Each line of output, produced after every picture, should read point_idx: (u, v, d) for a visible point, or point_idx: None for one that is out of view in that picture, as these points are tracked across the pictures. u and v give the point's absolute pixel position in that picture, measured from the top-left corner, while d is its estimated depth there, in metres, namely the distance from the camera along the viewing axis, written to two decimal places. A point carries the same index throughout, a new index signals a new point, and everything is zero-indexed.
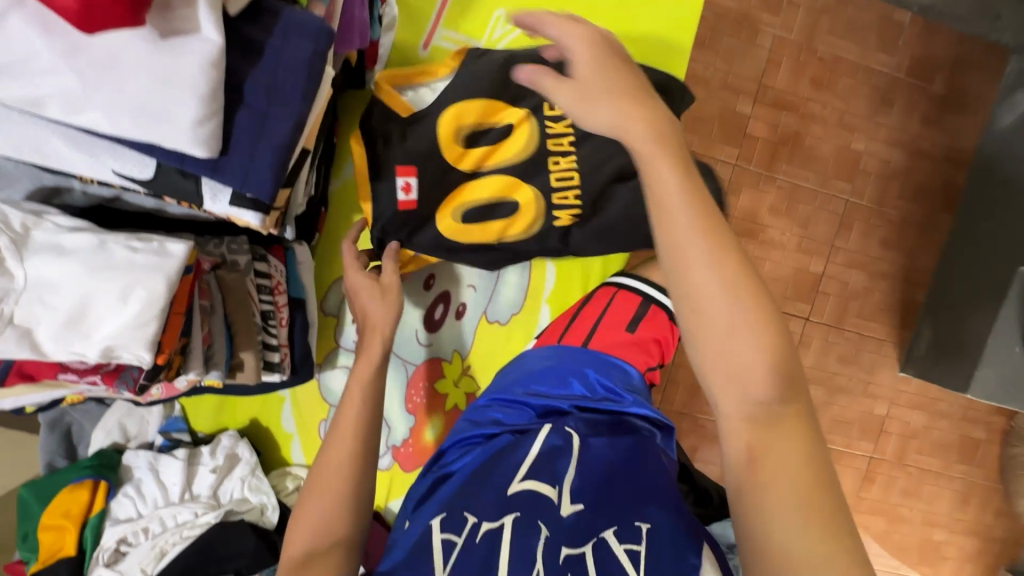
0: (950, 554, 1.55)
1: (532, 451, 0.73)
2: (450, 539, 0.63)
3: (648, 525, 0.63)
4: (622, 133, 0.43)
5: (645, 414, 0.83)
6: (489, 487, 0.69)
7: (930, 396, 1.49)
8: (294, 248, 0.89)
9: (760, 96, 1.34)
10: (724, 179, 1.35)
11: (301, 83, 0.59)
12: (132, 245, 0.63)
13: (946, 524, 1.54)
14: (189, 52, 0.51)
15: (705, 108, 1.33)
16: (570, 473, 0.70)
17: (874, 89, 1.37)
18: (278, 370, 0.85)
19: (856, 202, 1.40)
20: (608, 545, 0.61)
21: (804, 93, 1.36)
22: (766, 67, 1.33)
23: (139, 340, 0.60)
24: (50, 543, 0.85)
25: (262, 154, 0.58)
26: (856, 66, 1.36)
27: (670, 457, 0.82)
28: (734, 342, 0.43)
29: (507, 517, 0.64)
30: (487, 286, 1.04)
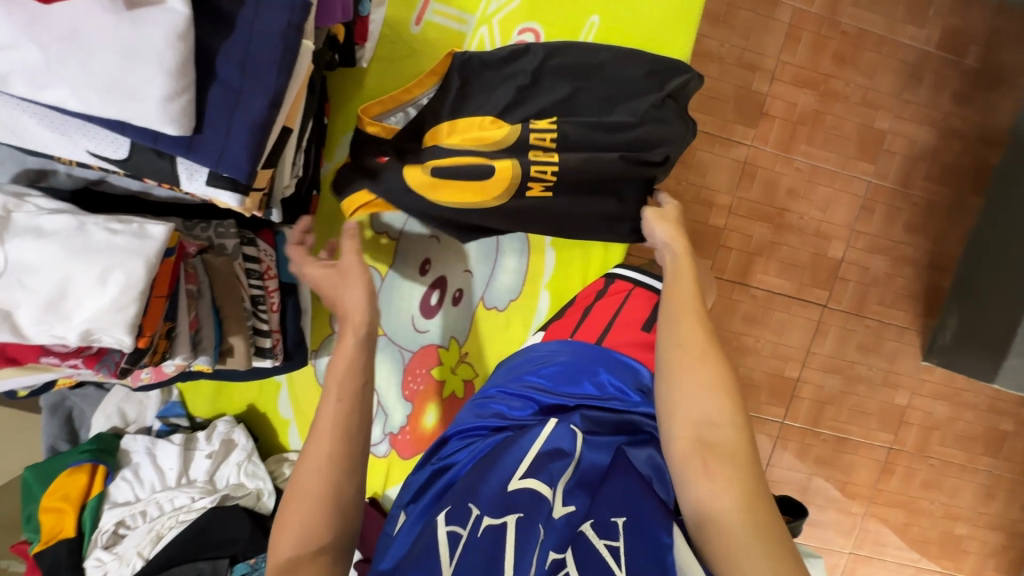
0: (973, 548, 1.50)
1: (534, 445, 0.72)
2: (455, 532, 0.61)
3: (623, 519, 0.63)
4: (673, 240, 0.78)
5: (651, 413, 0.80)
6: (490, 481, 0.68)
7: (956, 386, 1.42)
8: (283, 231, 0.88)
9: (779, 74, 1.27)
10: (739, 161, 1.30)
11: (277, 58, 0.56)
12: (112, 226, 0.61)
13: (969, 518, 1.48)
14: (154, 23, 0.49)
15: (719, 87, 1.27)
16: (567, 474, 0.70)
17: (901, 64, 1.29)
18: (269, 356, 0.84)
19: (879, 183, 1.33)
20: (587, 538, 0.61)
21: (825, 70, 1.28)
22: (785, 43, 1.26)
23: (119, 323, 0.59)
24: (50, 526, 0.86)
25: (236, 133, 0.56)
26: (883, 40, 1.28)
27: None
28: (697, 375, 0.64)
29: (510, 515, 0.62)
30: (483, 271, 1.01)
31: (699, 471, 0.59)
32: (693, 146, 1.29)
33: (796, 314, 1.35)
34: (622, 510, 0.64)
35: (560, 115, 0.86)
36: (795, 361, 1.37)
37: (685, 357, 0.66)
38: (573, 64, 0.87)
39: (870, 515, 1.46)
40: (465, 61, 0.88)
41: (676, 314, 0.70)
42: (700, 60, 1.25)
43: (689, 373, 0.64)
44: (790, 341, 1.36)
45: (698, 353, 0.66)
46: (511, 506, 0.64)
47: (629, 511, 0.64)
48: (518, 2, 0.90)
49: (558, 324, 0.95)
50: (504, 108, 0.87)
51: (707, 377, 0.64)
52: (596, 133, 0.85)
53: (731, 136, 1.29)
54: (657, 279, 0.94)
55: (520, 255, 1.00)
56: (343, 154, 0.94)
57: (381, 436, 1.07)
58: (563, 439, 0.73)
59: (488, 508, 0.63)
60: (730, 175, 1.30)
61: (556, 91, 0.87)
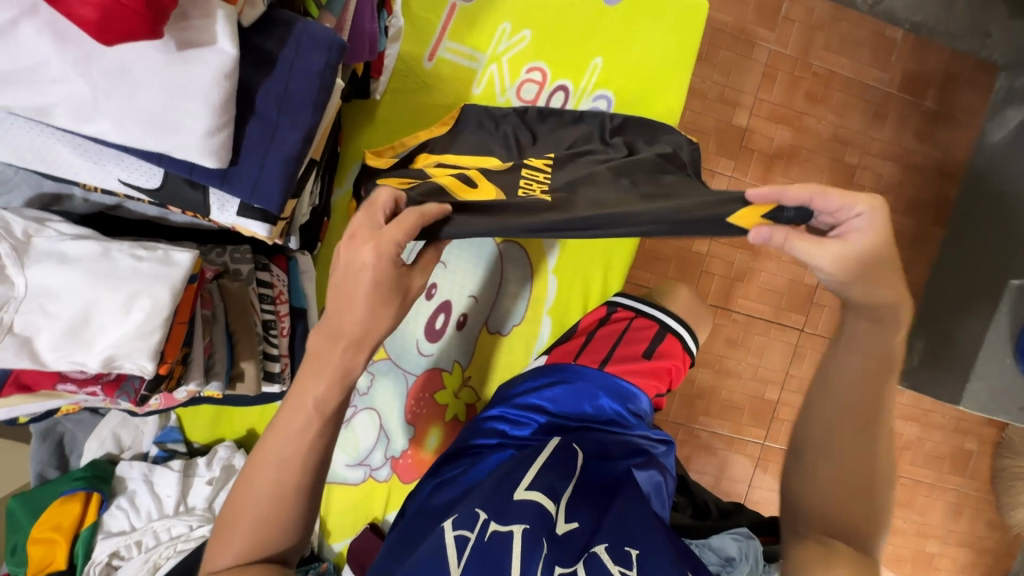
0: (943, 565, 1.56)
1: (538, 460, 0.76)
2: (464, 535, 0.67)
3: (637, 551, 0.67)
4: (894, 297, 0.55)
5: (646, 434, 0.86)
6: (499, 489, 0.73)
7: (923, 408, 1.50)
8: (296, 257, 0.88)
9: (756, 109, 1.36)
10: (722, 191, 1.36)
11: (312, 95, 0.58)
12: (137, 253, 0.62)
13: (939, 536, 1.55)
14: (204, 62, 0.51)
15: (702, 120, 1.35)
16: (568, 489, 0.75)
17: (867, 104, 1.40)
18: (277, 380, 0.85)
19: None
20: (599, 558, 0.66)
21: (799, 107, 1.38)
22: (762, 81, 1.35)
23: (142, 350, 0.59)
24: (39, 558, 0.82)
25: (271, 166, 0.58)
26: (850, 82, 1.38)
27: (670, 473, 0.85)
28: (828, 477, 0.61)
29: (516, 525, 0.68)
30: (488, 297, 1.03)
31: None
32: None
33: (776, 338, 1.42)
34: (634, 540, 0.69)
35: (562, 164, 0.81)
36: (774, 383, 1.43)
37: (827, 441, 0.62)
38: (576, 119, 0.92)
39: None
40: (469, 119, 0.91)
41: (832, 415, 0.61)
42: None
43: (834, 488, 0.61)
44: (770, 363, 1.42)
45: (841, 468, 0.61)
46: (516, 514, 0.69)
47: (643, 543, 0.68)
48: (527, 43, 0.95)
49: (561, 349, 0.95)
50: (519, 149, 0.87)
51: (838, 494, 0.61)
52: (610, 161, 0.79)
53: (713, 166, 1.36)
54: (660, 311, 0.97)
55: (524, 282, 1.03)
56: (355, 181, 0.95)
57: (383, 461, 1.02)
58: (563, 457, 0.79)
59: (495, 515, 0.68)
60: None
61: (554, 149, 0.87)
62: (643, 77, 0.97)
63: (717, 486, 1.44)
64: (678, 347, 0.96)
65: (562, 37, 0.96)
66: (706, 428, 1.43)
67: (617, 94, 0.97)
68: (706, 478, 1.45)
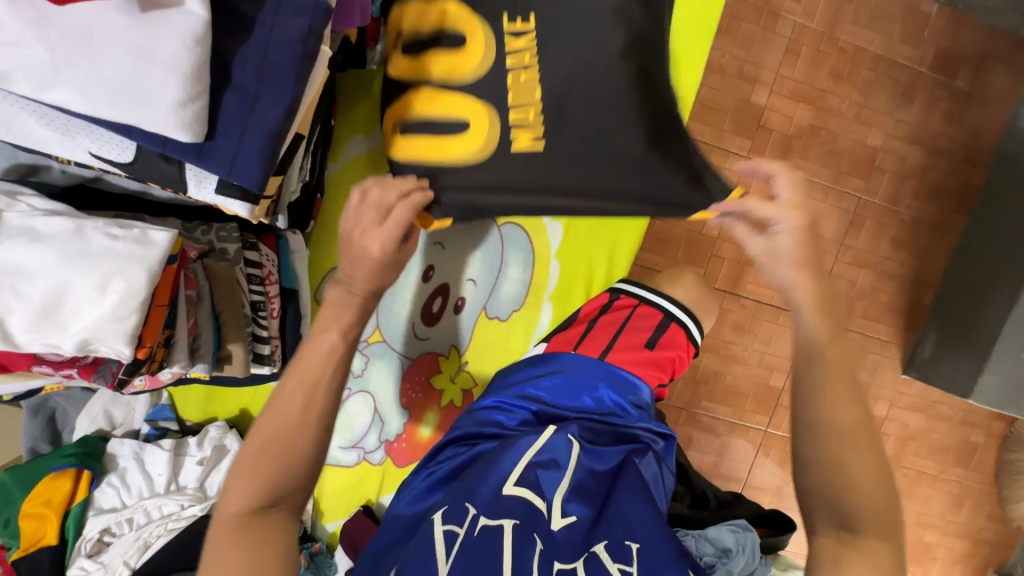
0: (940, 555, 1.55)
1: (526, 454, 0.75)
2: (453, 530, 0.65)
3: (637, 544, 0.66)
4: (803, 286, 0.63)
5: (648, 426, 0.84)
6: (490, 480, 0.72)
7: (931, 399, 1.48)
8: (286, 236, 0.83)
9: (777, 87, 1.33)
10: (736, 171, 1.35)
11: (294, 64, 0.54)
12: (113, 232, 0.59)
13: (938, 526, 1.54)
14: (173, 27, 0.47)
15: (720, 98, 1.33)
16: (564, 483, 0.74)
17: (894, 83, 1.36)
18: (267, 363, 0.82)
19: (868, 199, 1.39)
20: (599, 558, 0.65)
21: (822, 85, 1.34)
22: (785, 57, 1.32)
23: (118, 333, 0.57)
24: (31, 532, 0.82)
25: (250, 141, 0.54)
26: (879, 59, 1.34)
27: (669, 468, 0.83)
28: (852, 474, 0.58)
29: (506, 519, 0.66)
30: (488, 279, 0.99)
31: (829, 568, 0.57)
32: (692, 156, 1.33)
33: (784, 325, 1.38)
34: (636, 535, 0.67)
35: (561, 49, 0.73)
36: (781, 370, 1.40)
37: (830, 431, 0.60)
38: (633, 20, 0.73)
39: None
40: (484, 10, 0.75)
41: (818, 393, 0.61)
42: None
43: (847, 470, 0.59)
44: (777, 351, 1.39)
45: (840, 444, 0.59)
46: (507, 508, 0.69)
47: (644, 538, 0.67)
48: None
49: (563, 336, 0.92)
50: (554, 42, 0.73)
51: (852, 473, 0.58)
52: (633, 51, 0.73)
53: (729, 146, 1.34)
54: (664, 298, 0.95)
55: (525, 265, 0.99)
56: (350, 155, 0.90)
57: (376, 444, 1.01)
58: (559, 443, 0.77)
59: (484, 509, 0.67)
60: (726, 184, 1.34)
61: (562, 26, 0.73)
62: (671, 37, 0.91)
63: (716, 467, 1.42)
64: (682, 337, 0.94)
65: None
66: (709, 413, 1.41)
67: None
68: (707, 459, 1.42)
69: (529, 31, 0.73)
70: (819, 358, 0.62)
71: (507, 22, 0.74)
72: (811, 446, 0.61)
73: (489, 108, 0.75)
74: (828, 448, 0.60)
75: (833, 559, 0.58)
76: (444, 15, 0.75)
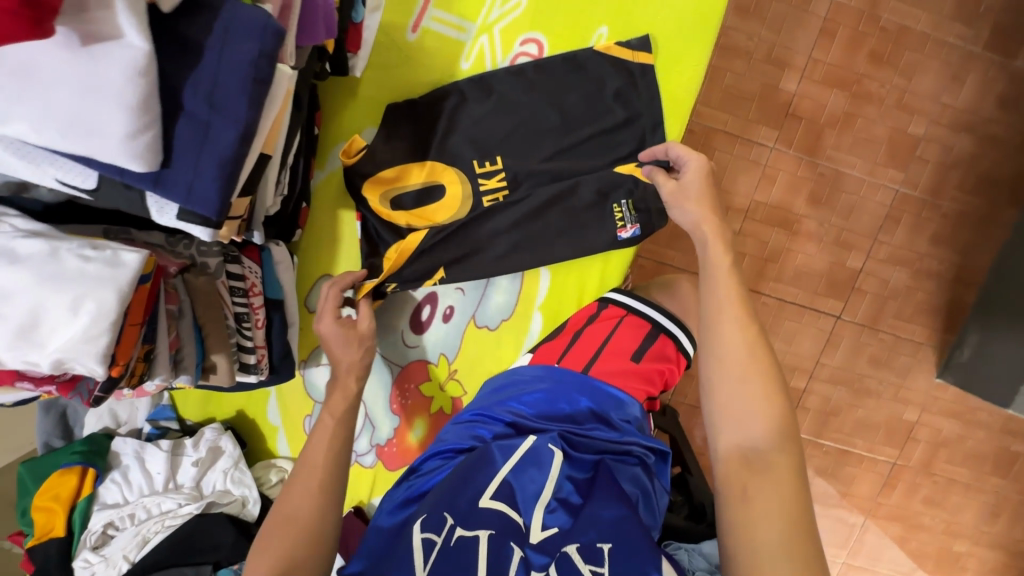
0: (970, 565, 1.49)
1: (503, 468, 0.73)
2: (430, 539, 0.65)
3: (608, 545, 0.66)
4: (703, 225, 0.72)
5: (644, 442, 0.81)
6: (465, 493, 0.70)
7: (968, 405, 1.39)
8: (270, 248, 0.82)
9: (809, 71, 1.24)
10: (761, 163, 1.28)
11: (245, 88, 0.52)
12: (85, 253, 0.60)
13: (969, 535, 1.47)
14: (116, 60, 0.45)
15: (746, 84, 1.25)
16: (543, 495, 0.72)
17: (944, 65, 1.24)
18: (253, 372, 0.85)
19: (907, 192, 1.29)
20: (571, 559, 0.64)
21: (860, 69, 1.24)
22: (818, 39, 1.23)
23: (90, 353, 0.58)
24: (42, 523, 0.88)
25: (205, 167, 0.53)
26: (926, 38, 1.23)
27: (660, 484, 0.81)
28: (756, 407, 0.63)
29: (481, 530, 0.66)
30: (477, 290, 0.97)
31: (736, 489, 0.60)
32: (713, 146, 1.27)
33: (807, 324, 1.35)
34: (608, 535, 0.67)
35: (528, 143, 0.86)
36: (802, 371, 1.38)
37: (731, 363, 0.65)
38: (580, 82, 0.84)
39: (869, 525, 1.47)
40: (460, 134, 0.87)
41: (725, 325, 0.67)
42: (723, 54, 1.23)
43: (754, 396, 0.63)
44: (800, 351, 1.37)
45: (743, 368, 0.65)
46: (483, 521, 0.68)
47: (616, 536, 0.66)
48: (522, 9, 0.84)
49: (546, 348, 0.92)
50: (510, 115, 0.86)
51: (754, 399, 0.63)
52: (608, 140, 0.85)
53: (754, 137, 1.27)
54: (654, 309, 0.91)
55: (514, 275, 0.96)
56: (335, 165, 0.91)
57: (368, 448, 1.03)
58: (541, 452, 0.75)
59: (461, 520, 0.67)
60: (749, 176, 1.29)
61: (545, 113, 0.86)
62: (662, 36, 0.82)
63: None
64: (671, 349, 0.90)
65: (548, 59, 0.84)
66: None
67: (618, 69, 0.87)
68: None
69: (499, 171, 0.87)
70: (728, 293, 0.68)
71: (478, 166, 0.87)
72: (722, 375, 0.65)
73: (464, 245, 0.89)
74: (737, 375, 0.64)
75: (737, 486, 0.60)
76: (419, 178, 0.88)
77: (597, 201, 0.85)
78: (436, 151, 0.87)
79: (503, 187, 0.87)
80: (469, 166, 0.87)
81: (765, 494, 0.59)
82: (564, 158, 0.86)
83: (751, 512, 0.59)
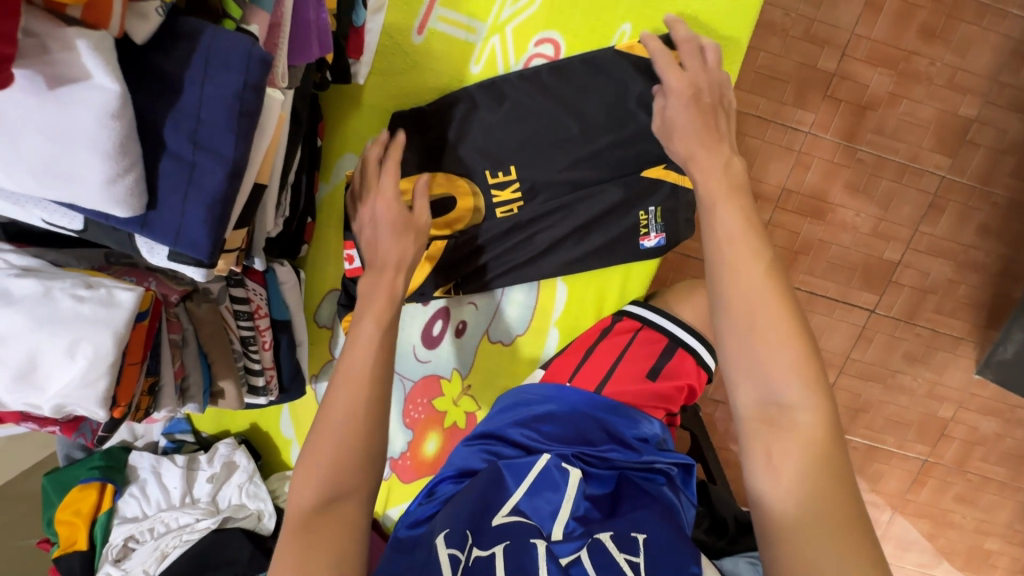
0: (1000, 563, 1.44)
1: (520, 489, 0.68)
2: (455, 555, 0.58)
3: (643, 535, 0.63)
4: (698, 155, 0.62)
5: (671, 460, 0.76)
6: (484, 511, 0.64)
7: (1009, 403, 1.31)
8: (274, 269, 0.78)
9: (851, 49, 1.13)
10: (795, 149, 1.19)
11: (231, 122, 0.48)
12: (79, 293, 0.57)
13: (1002, 534, 1.41)
14: (86, 104, 0.42)
15: (781, 63, 1.15)
16: (562, 512, 0.66)
17: (1004, 39, 1.12)
18: (262, 395, 0.85)
19: (954, 180, 1.19)
20: (604, 547, 0.61)
21: (908, 46, 1.13)
22: (863, 12, 1.11)
23: (90, 398, 0.57)
24: (66, 535, 0.90)
25: (193, 209, 0.50)
26: (985, 9, 1.11)
27: (689, 501, 0.77)
28: (778, 353, 0.52)
29: (499, 544, 0.60)
30: (490, 304, 0.92)
31: (760, 447, 0.51)
32: (743, 132, 1.18)
33: (839, 318, 1.28)
34: (640, 526, 0.64)
35: (544, 154, 0.81)
36: (831, 367, 1.31)
37: (742, 308, 0.54)
38: (602, 82, 0.76)
39: (895, 522, 1.42)
40: (469, 144, 0.81)
41: (728, 267, 0.56)
42: (757, 31, 1.12)
43: (774, 342, 0.53)
44: (830, 346, 1.30)
45: (756, 312, 0.54)
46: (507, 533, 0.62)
47: (648, 527, 0.64)
48: (538, 6, 0.77)
49: (556, 366, 0.87)
50: (523, 122, 0.80)
51: (773, 346, 0.52)
52: (628, 150, 0.79)
53: (788, 121, 1.17)
54: (670, 321, 0.85)
55: (529, 288, 0.91)
56: (341, 174, 0.86)
57: (382, 461, 1.02)
58: (554, 473, 0.70)
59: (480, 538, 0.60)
60: (782, 163, 1.20)
61: (563, 118, 0.79)
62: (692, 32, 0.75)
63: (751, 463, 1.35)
64: (691, 363, 0.84)
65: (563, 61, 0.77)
66: None
67: None
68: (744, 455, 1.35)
69: (512, 182, 0.82)
70: (734, 231, 0.57)
71: (491, 176, 0.82)
72: (731, 322, 0.55)
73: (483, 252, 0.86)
74: (745, 321, 0.54)
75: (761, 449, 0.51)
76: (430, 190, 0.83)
77: (615, 210, 0.82)
78: (446, 162, 0.82)
79: (518, 198, 0.83)
80: (482, 178, 0.82)
81: (796, 448, 0.50)
82: (580, 165, 0.81)
83: (781, 475, 0.50)
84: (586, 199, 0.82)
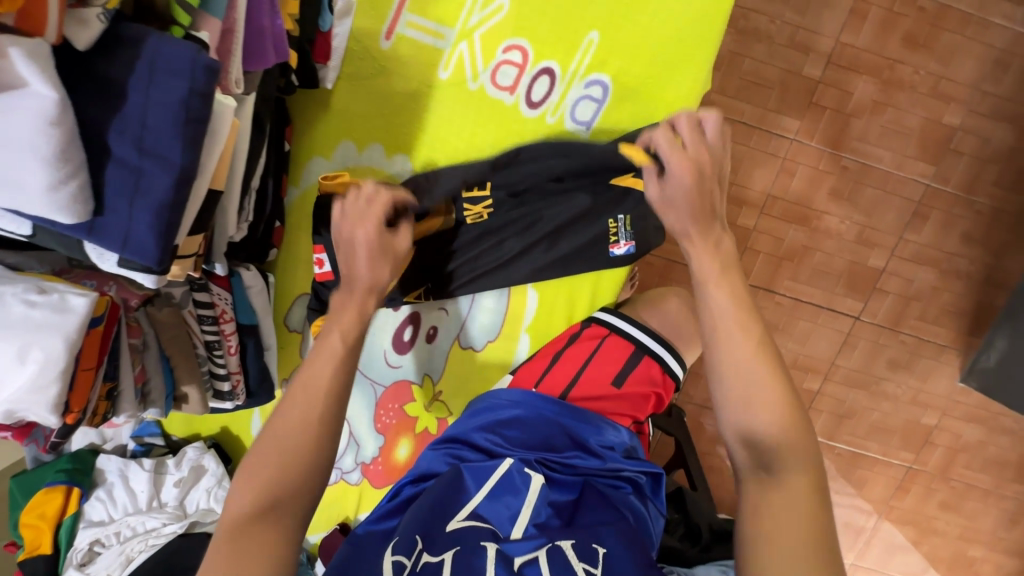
0: (984, 570, 1.44)
1: (479, 494, 0.67)
2: (400, 562, 0.57)
3: (603, 549, 0.61)
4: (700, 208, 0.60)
5: (638, 468, 0.76)
6: (440, 513, 0.64)
7: (993, 411, 1.31)
8: (238, 273, 0.77)
9: (835, 57, 1.14)
10: (779, 156, 1.19)
11: (177, 128, 0.47)
12: (30, 298, 0.57)
13: (986, 541, 1.42)
14: (24, 111, 0.41)
15: (766, 70, 1.14)
16: (521, 519, 0.65)
17: (988, 48, 1.12)
18: (228, 399, 0.84)
19: (938, 188, 1.19)
20: (563, 554, 0.60)
21: (891, 54, 1.13)
22: (847, 20, 1.12)
23: (41, 403, 0.57)
24: (30, 539, 0.90)
25: (141, 215, 0.49)
26: (968, 19, 1.11)
27: (657, 508, 0.77)
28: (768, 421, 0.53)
29: (448, 552, 0.59)
30: (460, 311, 0.92)
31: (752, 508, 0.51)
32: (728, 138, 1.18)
33: (823, 325, 1.28)
34: (603, 538, 0.62)
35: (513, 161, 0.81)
36: (816, 373, 1.31)
37: (737, 376, 0.56)
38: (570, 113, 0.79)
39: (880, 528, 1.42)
40: None
41: (724, 333, 0.57)
42: (742, 38, 1.12)
43: (761, 402, 0.54)
44: (815, 352, 1.30)
45: (751, 379, 0.55)
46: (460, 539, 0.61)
47: (610, 540, 0.62)
48: (506, 13, 0.77)
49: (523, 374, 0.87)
50: None
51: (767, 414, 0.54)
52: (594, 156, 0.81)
53: (773, 128, 1.17)
54: (638, 329, 0.86)
55: (500, 294, 0.90)
56: (310, 180, 0.86)
57: (352, 465, 1.00)
58: (516, 477, 0.69)
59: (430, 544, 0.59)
60: (767, 169, 1.20)
61: None
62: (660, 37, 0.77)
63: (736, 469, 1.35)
64: (658, 371, 0.85)
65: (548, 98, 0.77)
66: None
67: (616, 80, 0.80)
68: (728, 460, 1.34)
69: (486, 197, 0.83)
70: (729, 293, 0.58)
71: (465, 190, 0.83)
72: (727, 390, 0.56)
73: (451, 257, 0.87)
74: (741, 389, 0.55)
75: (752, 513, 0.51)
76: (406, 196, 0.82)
77: (581, 217, 0.85)
78: None
79: (489, 209, 0.84)
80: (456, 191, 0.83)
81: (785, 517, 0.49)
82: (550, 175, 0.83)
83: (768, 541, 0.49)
84: (552, 208, 0.84)
